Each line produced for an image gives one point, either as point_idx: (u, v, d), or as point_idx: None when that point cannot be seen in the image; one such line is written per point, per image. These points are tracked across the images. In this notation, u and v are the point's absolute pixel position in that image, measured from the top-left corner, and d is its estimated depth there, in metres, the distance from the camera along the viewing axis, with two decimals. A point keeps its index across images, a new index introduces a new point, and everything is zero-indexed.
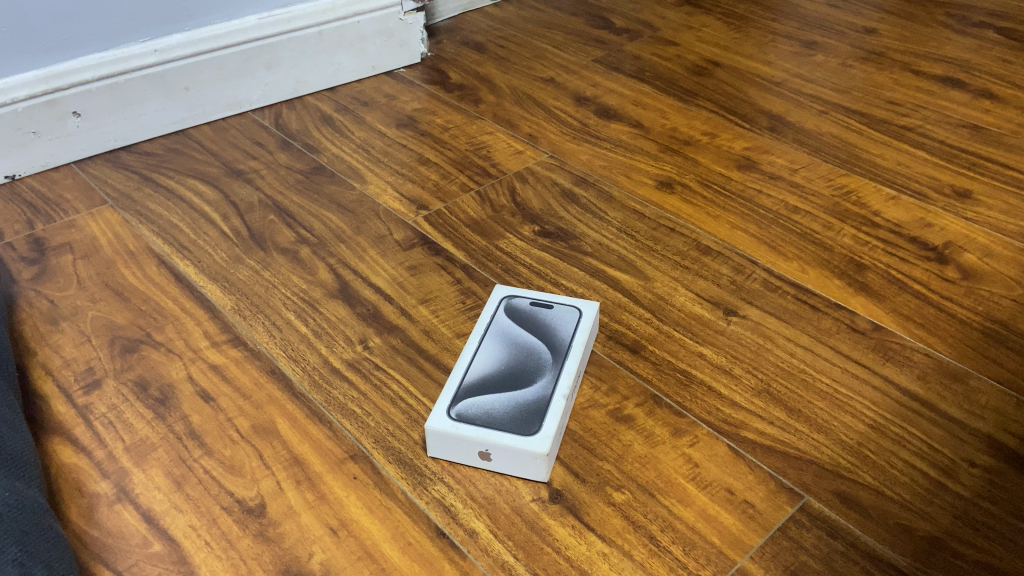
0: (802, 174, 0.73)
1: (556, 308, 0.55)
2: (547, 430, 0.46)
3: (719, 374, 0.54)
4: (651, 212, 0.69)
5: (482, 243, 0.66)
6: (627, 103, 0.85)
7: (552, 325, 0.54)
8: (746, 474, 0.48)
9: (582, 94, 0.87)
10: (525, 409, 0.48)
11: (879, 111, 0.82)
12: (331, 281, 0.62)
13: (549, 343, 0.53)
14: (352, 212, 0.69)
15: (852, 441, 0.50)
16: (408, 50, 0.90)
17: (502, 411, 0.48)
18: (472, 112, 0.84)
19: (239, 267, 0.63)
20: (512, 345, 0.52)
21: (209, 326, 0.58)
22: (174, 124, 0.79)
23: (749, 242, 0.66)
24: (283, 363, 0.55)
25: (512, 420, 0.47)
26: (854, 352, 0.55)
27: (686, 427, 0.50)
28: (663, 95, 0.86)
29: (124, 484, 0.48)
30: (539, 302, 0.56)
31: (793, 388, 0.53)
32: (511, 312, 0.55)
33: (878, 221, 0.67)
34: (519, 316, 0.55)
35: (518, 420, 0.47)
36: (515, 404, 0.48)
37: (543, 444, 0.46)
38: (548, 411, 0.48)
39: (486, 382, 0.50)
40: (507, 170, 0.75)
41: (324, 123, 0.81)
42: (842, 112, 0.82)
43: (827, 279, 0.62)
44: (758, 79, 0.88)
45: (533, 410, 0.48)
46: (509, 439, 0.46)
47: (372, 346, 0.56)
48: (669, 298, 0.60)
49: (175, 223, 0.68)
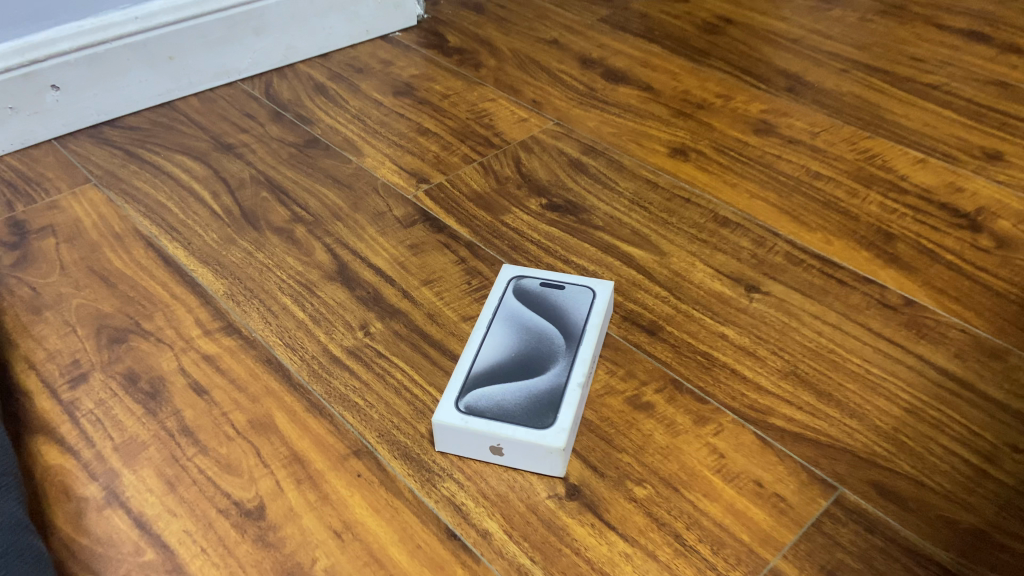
0: (823, 137, 0.69)
1: (567, 289, 0.52)
2: (562, 422, 0.43)
3: (742, 356, 0.51)
4: (665, 181, 0.66)
5: (487, 218, 0.62)
6: (635, 65, 0.81)
7: (564, 307, 0.51)
8: (775, 465, 0.45)
9: (588, 56, 0.82)
10: (539, 400, 0.45)
11: (902, 68, 0.78)
12: (329, 262, 0.58)
13: (561, 327, 0.49)
14: (349, 188, 0.66)
15: (887, 427, 0.47)
16: (403, 12, 0.85)
17: (514, 402, 0.45)
18: (472, 78, 0.79)
19: (231, 248, 0.60)
20: (522, 330, 0.49)
21: (200, 312, 0.54)
22: (159, 96, 0.75)
23: (769, 212, 0.62)
24: (280, 352, 0.52)
25: (525, 412, 0.44)
26: (885, 330, 0.52)
27: (710, 414, 0.47)
28: (673, 56, 0.82)
29: (114, 486, 0.45)
30: (550, 283, 0.53)
31: (823, 370, 0.50)
32: (520, 294, 0.52)
33: (905, 187, 0.64)
34: (529, 298, 0.52)
35: (532, 412, 0.44)
36: (527, 395, 0.45)
37: (559, 438, 0.43)
38: (563, 402, 0.44)
39: (496, 371, 0.46)
40: (511, 140, 0.71)
41: (317, 92, 0.77)
42: (863, 70, 0.78)
43: (854, 251, 0.58)
44: (773, 37, 0.84)
45: (546, 401, 0.45)
46: (523, 433, 0.43)
47: (373, 331, 0.53)
48: (686, 274, 0.57)
49: (163, 202, 0.64)
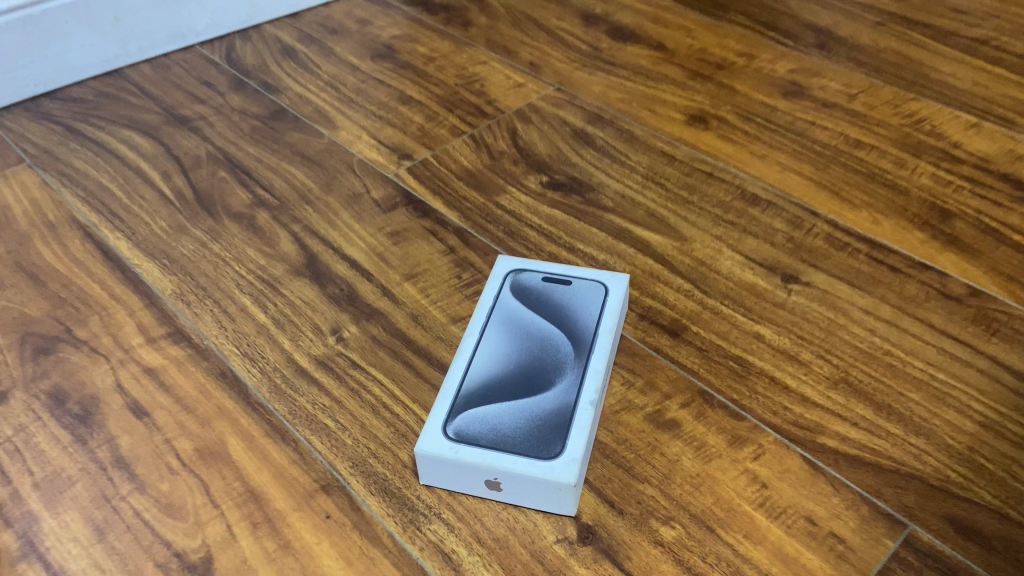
0: (861, 100, 0.61)
1: (575, 284, 0.44)
2: (573, 451, 0.36)
3: (783, 360, 0.43)
4: (683, 154, 0.57)
5: (479, 200, 0.54)
6: (644, 21, 0.72)
7: (572, 307, 0.43)
8: (829, 497, 0.37)
9: (591, 12, 0.73)
10: (544, 423, 0.37)
11: (945, 21, 0.69)
12: (296, 254, 0.50)
13: (569, 331, 0.41)
14: (321, 165, 0.57)
15: (960, 447, 0.39)
16: None
17: (514, 426, 0.37)
18: (461, 39, 0.70)
19: (182, 238, 0.51)
20: (522, 335, 0.41)
21: (143, 315, 0.46)
22: (106, 63, 0.66)
23: (805, 187, 0.54)
24: (235, 363, 0.44)
25: (527, 438, 0.36)
26: (950, 326, 0.44)
27: (748, 433, 0.40)
28: (687, 10, 0.73)
29: (30, 535, 0.37)
30: (554, 277, 0.45)
31: (880, 377, 0.42)
32: (519, 291, 0.44)
33: (959, 155, 0.55)
34: (529, 296, 0.44)
35: (535, 439, 0.36)
36: (530, 417, 0.37)
37: (570, 472, 0.35)
38: (573, 425, 0.37)
39: (492, 387, 0.39)
40: (507, 108, 0.63)
41: (286, 56, 0.68)
42: (901, 23, 0.69)
43: (906, 231, 0.50)
44: None
45: (553, 424, 0.37)
46: (525, 466, 0.35)
47: (347, 337, 0.45)
48: (712, 263, 0.49)
49: (105, 185, 0.55)
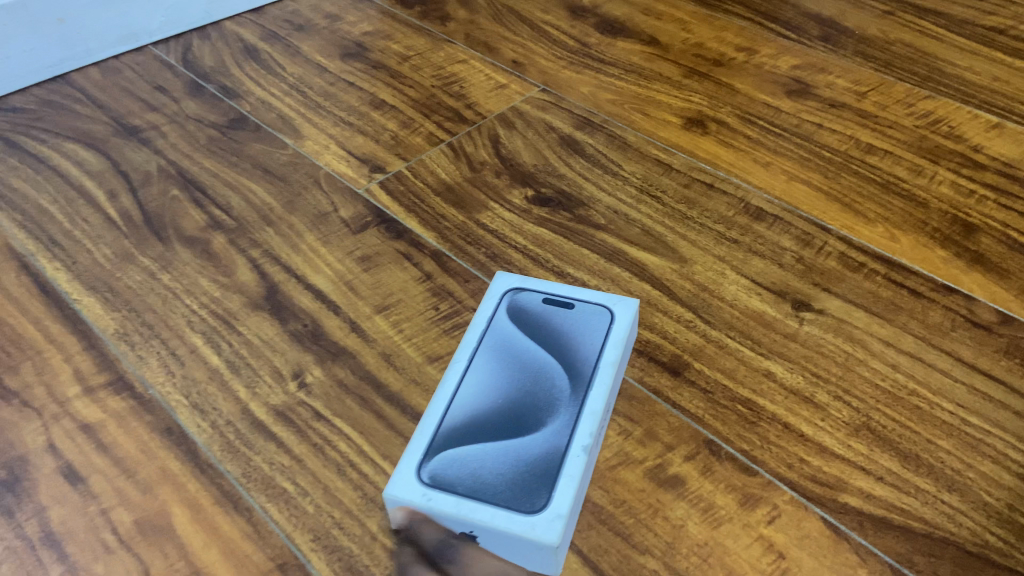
0: (872, 98, 0.56)
1: (577, 309, 0.39)
2: (561, 506, 0.31)
3: (796, 403, 0.39)
4: (680, 162, 0.52)
5: (458, 218, 0.49)
6: (636, 12, 0.67)
7: (572, 333, 0.38)
8: (853, 569, 0.33)
9: (578, 3, 0.68)
10: (531, 470, 0.32)
11: (958, 9, 0.64)
12: (255, 284, 0.45)
13: (568, 363, 0.37)
14: (284, 180, 0.52)
15: (998, 504, 0.35)
16: None
17: (495, 473, 0.32)
18: (438, 34, 0.65)
19: (129, 267, 0.46)
20: (515, 365, 0.37)
21: (81, 360, 0.41)
22: (50, 68, 0.60)
23: (814, 199, 0.49)
24: (184, 416, 0.39)
25: (509, 488, 0.32)
26: (980, 360, 0.40)
27: (761, 491, 0.35)
28: (681, 0, 0.68)
29: None
30: (554, 299, 0.40)
31: (905, 421, 0.38)
32: (515, 314, 0.39)
33: (981, 160, 0.51)
34: (525, 320, 0.39)
35: (518, 488, 0.32)
36: (514, 464, 0.33)
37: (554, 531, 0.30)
38: (562, 475, 0.32)
39: (475, 425, 0.34)
40: (488, 112, 0.58)
41: (247, 56, 0.63)
42: (912, 12, 0.64)
43: (927, 248, 0.46)
44: None
45: (540, 472, 0.32)
46: (504, 520, 0.31)
47: (310, 382, 0.40)
48: (715, 289, 0.44)
49: (44, 207, 0.50)
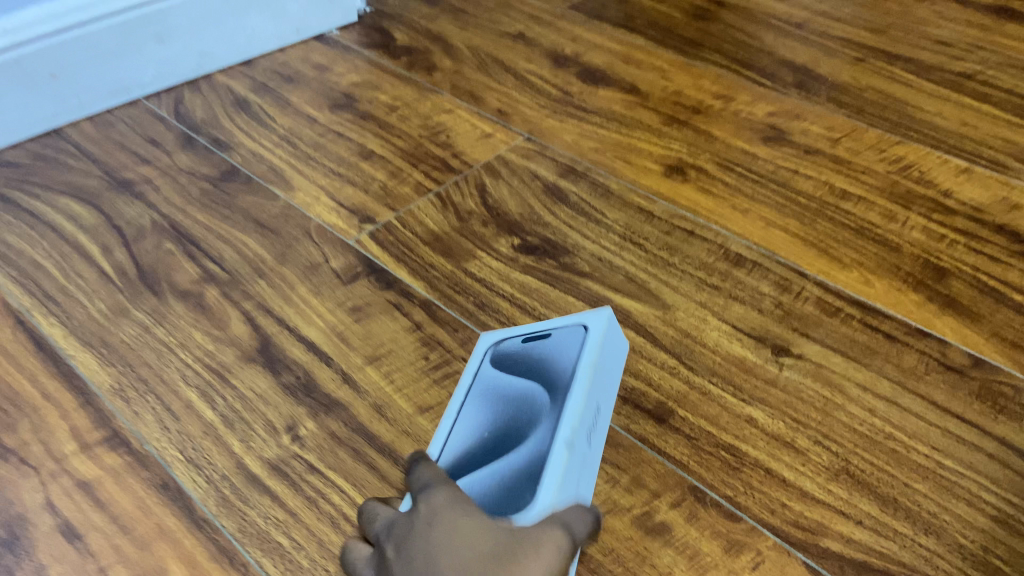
0: (845, 145, 0.58)
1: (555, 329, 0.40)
2: (544, 503, 0.32)
3: (777, 448, 0.40)
4: (661, 210, 0.54)
5: (447, 267, 0.51)
6: (616, 60, 0.69)
7: (549, 353, 0.39)
8: None
9: (561, 51, 0.70)
10: (516, 480, 0.34)
11: (927, 55, 0.66)
12: (248, 337, 0.46)
13: (545, 378, 0.38)
14: (275, 232, 0.53)
15: (973, 547, 0.36)
16: (341, 7, 0.72)
17: (483, 492, 0.34)
18: (424, 84, 0.67)
19: (123, 322, 0.47)
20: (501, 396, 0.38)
21: (77, 417, 0.42)
22: (42, 122, 0.61)
23: (792, 245, 0.51)
24: (179, 472, 0.40)
25: (497, 501, 0.33)
26: (953, 402, 0.41)
27: (745, 537, 0.36)
28: (660, 48, 0.70)
29: None
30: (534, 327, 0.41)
31: (882, 465, 0.39)
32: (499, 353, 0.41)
33: (951, 204, 0.52)
34: (507, 355, 0.40)
35: (505, 499, 0.33)
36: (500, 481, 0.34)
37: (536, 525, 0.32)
38: (545, 475, 0.33)
39: (465, 456, 0.36)
40: (474, 161, 0.59)
41: (238, 108, 0.64)
42: (883, 59, 0.66)
43: (901, 292, 0.47)
44: (775, 21, 0.72)
45: (523, 479, 0.34)
46: None
47: (303, 435, 0.41)
48: (698, 335, 0.46)
49: (39, 262, 0.51)
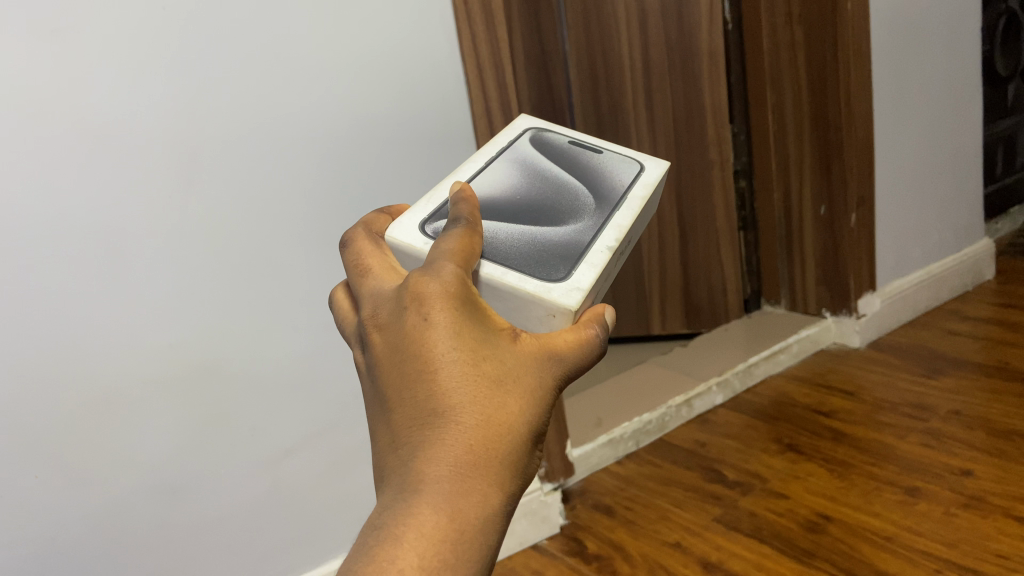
0: None
1: (605, 158, 0.70)
2: None
3: None
4: None
5: None
6: (750, 566, 0.97)
7: (602, 169, 0.68)
8: None
9: (708, 558, 1.00)
10: (549, 263, 0.56)
11: (989, 566, 0.89)
12: None
13: (605, 198, 0.64)
14: None
15: None
16: (548, 523, 1.12)
17: (523, 260, 0.56)
18: None
19: None
20: (568, 179, 0.66)
21: None
22: None
23: None
24: None
25: (537, 269, 0.55)
26: None
27: None
28: (784, 557, 0.97)
29: None
30: (575, 142, 0.71)
31: None
32: (538, 147, 0.70)
33: None
34: (559, 156, 0.69)
35: (541, 271, 0.55)
36: (531, 249, 0.57)
37: (572, 299, 0.52)
38: (578, 262, 0.56)
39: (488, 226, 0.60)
40: None
41: None
42: (954, 569, 0.89)
43: None
44: (870, 534, 0.98)
45: (559, 262, 0.56)
46: (537, 291, 0.53)
47: None
48: None
49: None
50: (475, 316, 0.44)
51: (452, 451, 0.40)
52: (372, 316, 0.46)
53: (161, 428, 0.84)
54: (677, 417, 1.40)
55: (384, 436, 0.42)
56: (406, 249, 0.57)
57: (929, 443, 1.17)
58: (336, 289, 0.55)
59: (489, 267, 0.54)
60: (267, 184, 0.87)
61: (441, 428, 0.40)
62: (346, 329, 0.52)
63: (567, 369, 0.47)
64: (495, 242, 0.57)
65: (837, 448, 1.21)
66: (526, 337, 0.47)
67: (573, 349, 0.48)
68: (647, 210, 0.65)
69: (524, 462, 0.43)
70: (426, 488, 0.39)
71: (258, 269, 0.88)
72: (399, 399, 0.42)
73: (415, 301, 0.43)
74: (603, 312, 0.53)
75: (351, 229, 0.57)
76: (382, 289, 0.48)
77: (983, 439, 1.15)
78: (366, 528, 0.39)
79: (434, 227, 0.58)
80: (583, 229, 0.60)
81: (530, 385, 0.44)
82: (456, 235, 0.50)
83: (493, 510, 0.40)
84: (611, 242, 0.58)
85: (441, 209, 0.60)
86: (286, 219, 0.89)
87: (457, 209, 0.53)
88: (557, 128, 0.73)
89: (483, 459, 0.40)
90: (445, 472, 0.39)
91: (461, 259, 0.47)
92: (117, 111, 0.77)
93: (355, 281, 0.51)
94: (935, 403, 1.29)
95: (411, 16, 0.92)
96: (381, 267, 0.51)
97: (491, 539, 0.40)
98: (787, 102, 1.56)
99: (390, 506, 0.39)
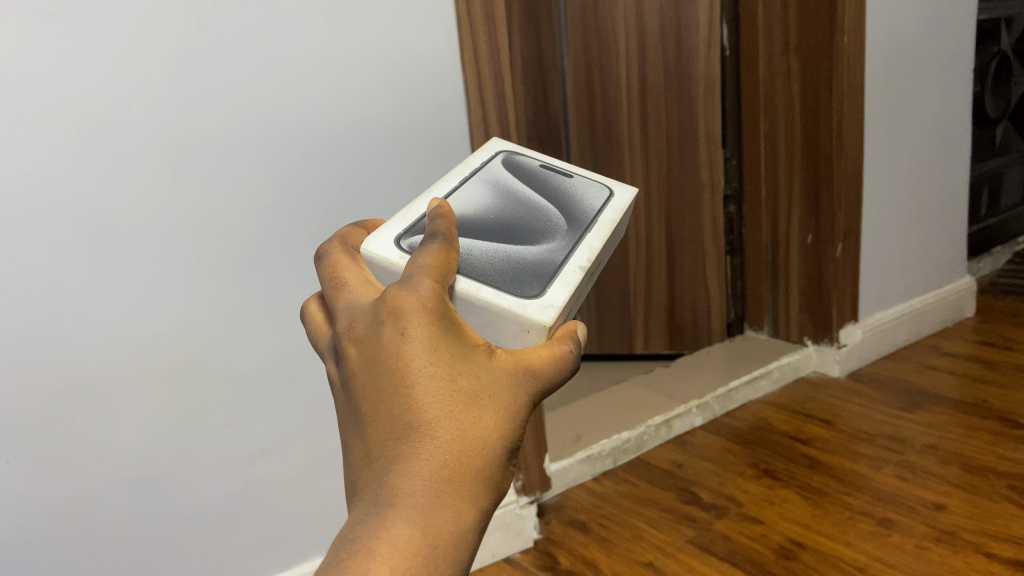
0: None
1: (575, 181, 0.70)
2: None
3: None
4: None
5: None
6: None
7: (573, 191, 0.68)
8: None
9: None
10: (524, 279, 0.56)
11: None
12: None
13: (577, 219, 0.64)
14: None
15: None
16: (522, 536, 1.12)
17: (498, 277, 0.55)
18: None
19: None
20: (541, 201, 0.66)
21: None
22: None
23: None
24: None
25: (512, 284, 0.55)
26: None
27: None
28: None
29: None
30: (546, 166, 0.72)
31: None
32: (509, 169, 0.71)
33: None
34: (528, 177, 0.70)
35: (516, 285, 0.55)
36: (506, 266, 0.57)
37: (547, 316, 0.52)
38: (553, 279, 0.56)
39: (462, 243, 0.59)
40: None
41: None
42: None
43: None
44: (842, 564, 0.99)
45: (536, 279, 0.56)
46: (510, 307, 0.53)
47: None
48: None
49: None
50: (451, 333, 0.44)
51: (426, 466, 0.40)
52: (347, 329, 0.45)
53: (137, 423, 0.83)
54: (655, 437, 1.40)
55: (358, 450, 0.42)
56: (382, 263, 0.56)
57: (904, 475, 1.18)
58: (309, 301, 0.54)
59: (464, 283, 0.54)
60: (257, 181, 0.86)
61: (416, 443, 0.40)
62: (319, 343, 0.51)
63: (543, 385, 0.47)
64: (470, 258, 0.57)
65: (812, 475, 1.22)
66: (501, 352, 0.47)
67: (548, 365, 0.48)
68: (616, 232, 0.66)
69: (500, 478, 0.43)
70: (399, 503, 0.39)
71: (247, 265, 0.87)
72: (374, 414, 0.42)
73: (391, 315, 0.43)
74: (576, 328, 0.53)
75: (325, 242, 0.56)
76: (357, 302, 0.47)
77: (958, 475, 1.16)
78: (338, 541, 0.39)
79: (410, 242, 0.58)
80: (556, 249, 0.60)
81: (505, 401, 0.44)
82: (433, 250, 0.49)
83: (468, 524, 0.40)
84: (583, 261, 0.58)
85: (417, 224, 0.60)
86: (279, 221, 0.88)
87: (434, 224, 0.53)
88: (529, 152, 0.74)
89: (457, 475, 0.40)
90: (419, 487, 0.39)
91: (438, 274, 0.47)
92: (110, 103, 0.76)
93: (330, 294, 0.50)
94: (912, 436, 1.30)
95: (412, 22, 0.92)
96: (357, 280, 0.50)
97: (466, 554, 0.40)
98: (779, 129, 1.58)
99: (363, 521, 0.39)
